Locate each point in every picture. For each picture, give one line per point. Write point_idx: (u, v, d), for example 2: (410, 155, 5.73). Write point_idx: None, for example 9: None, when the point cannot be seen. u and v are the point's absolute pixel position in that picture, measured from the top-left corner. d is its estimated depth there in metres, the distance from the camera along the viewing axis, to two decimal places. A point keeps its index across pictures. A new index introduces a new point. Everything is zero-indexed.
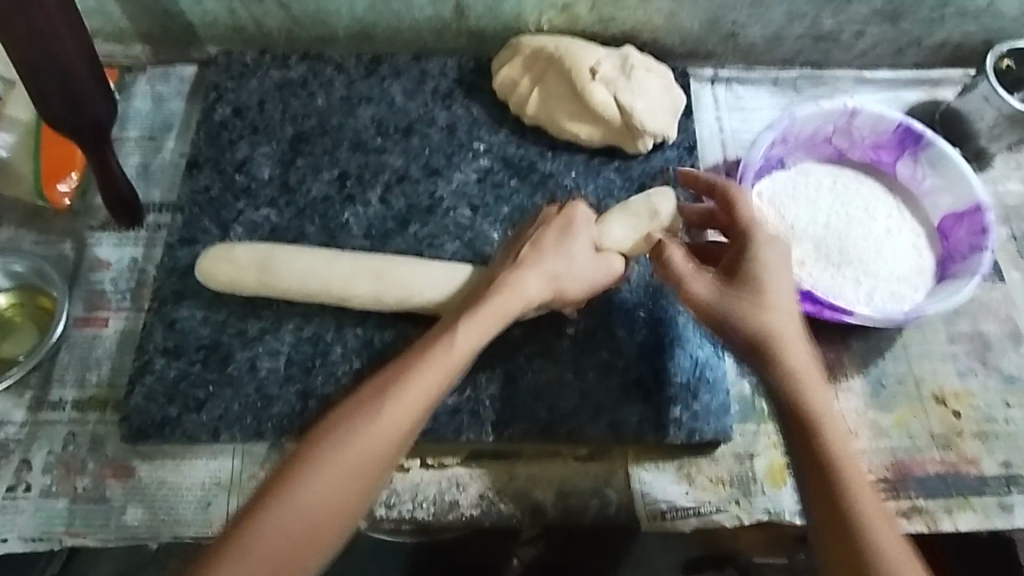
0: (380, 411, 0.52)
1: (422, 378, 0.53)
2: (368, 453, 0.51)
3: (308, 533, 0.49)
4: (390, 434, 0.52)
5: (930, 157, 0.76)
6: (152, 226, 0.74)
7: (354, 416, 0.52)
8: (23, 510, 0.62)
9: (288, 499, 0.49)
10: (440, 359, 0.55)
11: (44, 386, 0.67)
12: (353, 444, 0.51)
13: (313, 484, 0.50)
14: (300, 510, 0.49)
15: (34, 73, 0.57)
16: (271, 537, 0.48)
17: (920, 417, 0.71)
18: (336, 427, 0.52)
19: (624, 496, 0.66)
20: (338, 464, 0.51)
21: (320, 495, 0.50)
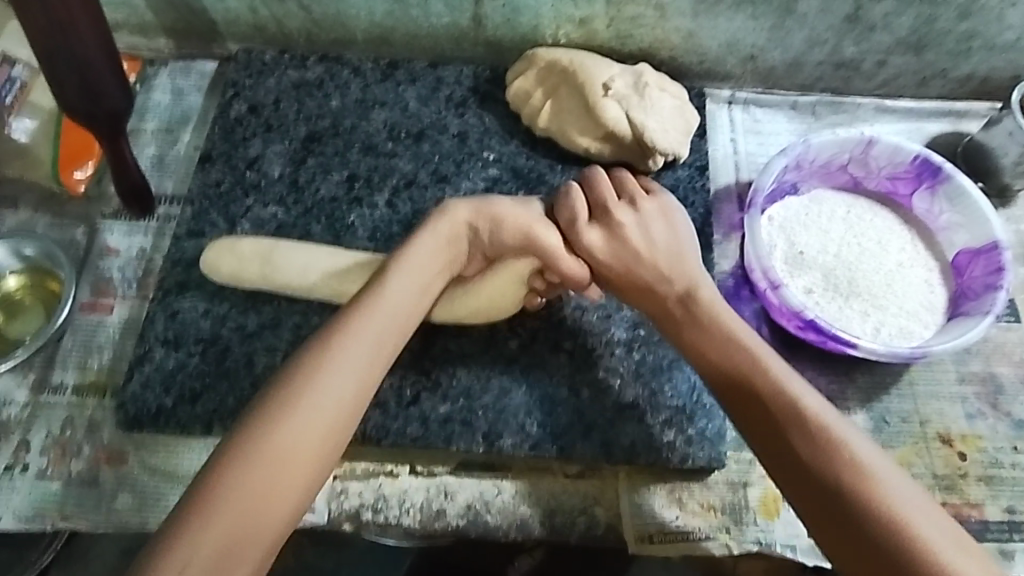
0: (328, 368, 0.56)
1: (366, 332, 0.58)
2: (318, 407, 0.55)
3: (274, 485, 0.52)
4: (344, 388, 0.56)
5: (948, 192, 0.75)
6: (162, 217, 0.75)
7: (296, 379, 0.56)
8: (17, 489, 0.63)
9: (247, 462, 0.52)
10: (375, 316, 0.59)
11: (47, 368, 0.68)
12: (310, 398, 0.55)
13: (269, 442, 0.53)
14: (260, 468, 0.52)
15: (51, 59, 0.59)
16: (243, 494, 0.52)
17: (923, 457, 0.69)
18: (285, 389, 0.55)
19: (612, 516, 0.65)
20: (288, 420, 0.54)
21: (277, 453, 0.53)
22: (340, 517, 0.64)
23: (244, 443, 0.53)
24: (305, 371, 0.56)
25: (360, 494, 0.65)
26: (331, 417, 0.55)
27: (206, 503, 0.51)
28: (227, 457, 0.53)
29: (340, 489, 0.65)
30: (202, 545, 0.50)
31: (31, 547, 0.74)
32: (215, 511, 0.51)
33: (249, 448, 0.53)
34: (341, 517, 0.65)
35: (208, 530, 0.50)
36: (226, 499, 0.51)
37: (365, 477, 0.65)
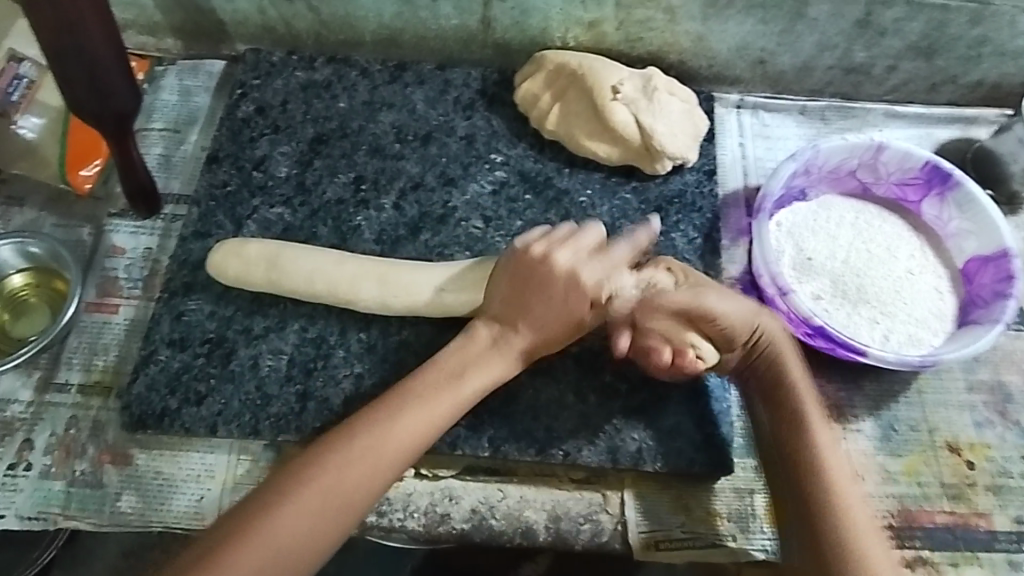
0: (368, 436, 0.54)
1: (413, 405, 0.56)
2: (369, 479, 0.53)
3: (294, 550, 0.51)
4: (381, 457, 0.54)
5: (958, 198, 0.74)
6: (169, 218, 0.75)
7: (352, 441, 0.54)
8: (21, 489, 0.63)
9: (284, 516, 0.51)
10: (441, 400, 0.57)
11: (52, 367, 0.68)
12: (344, 463, 0.53)
13: (310, 505, 0.51)
14: (290, 527, 0.51)
15: (59, 55, 0.58)
16: (264, 549, 0.50)
17: (931, 466, 0.69)
18: (343, 445, 0.54)
19: (618, 523, 0.64)
20: (338, 483, 0.52)
21: (313, 519, 0.51)
22: None
23: (288, 496, 0.51)
24: (370, 437, 0.54)
25: None
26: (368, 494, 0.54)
27: (228, 542, 0.50)
28: (272, 503, 0.51)
29: None
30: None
31: (33, 545, 0.74)
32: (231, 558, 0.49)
33: (288, 504, 0.51)
34: None
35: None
36: (248, 549, 0.49)
37: None
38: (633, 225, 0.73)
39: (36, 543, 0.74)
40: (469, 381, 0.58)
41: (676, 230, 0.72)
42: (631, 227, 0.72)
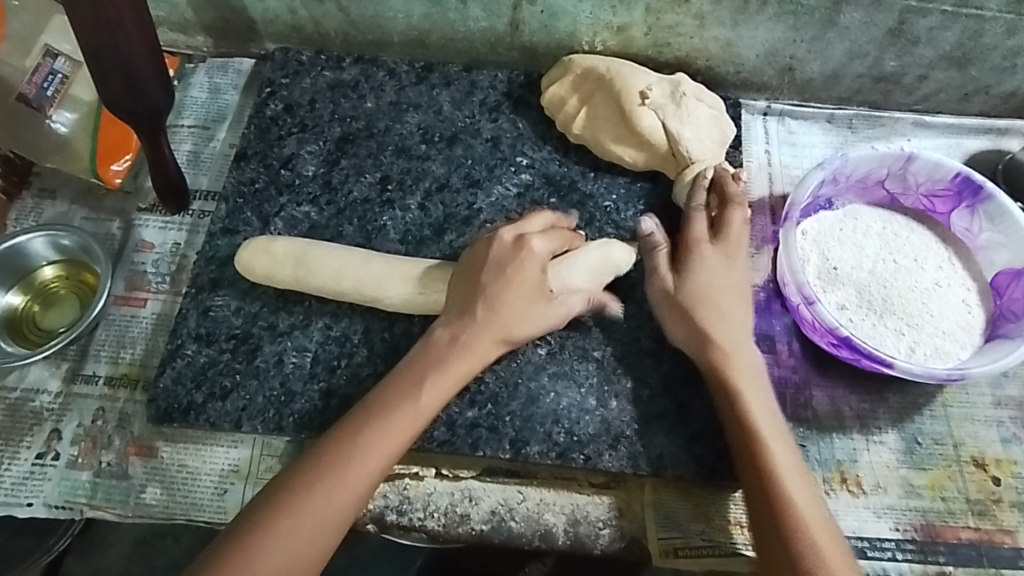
0: (350, 458, 0.54)
1: (390, 422, 0.56)
2: (344, 504, 0.53)
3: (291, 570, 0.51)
4: (363, 473, 0.54)
5: (989, 211, 0.73)
6: (197, 214, 0.76)
7: (320, 474, 0.53)
8: (49, 478, 0.64)
9: (268, 558, 0.50)
10: (398, 419, 0.56)
11: (81, 359, 0.69)
12: (328, 487, 0.53)
13: (296, 529, 0.51)
14: (281, 565, 0.51)
15: (96, 56, 0.59)
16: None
17: (956, 481, 0.68)
18: (313, 477, 0.53)
19: (638, 529, 0.64)
20: (314, 515, 0.52)
21: (301, 545, 0.51)
22: (365, 519, 0.65)
23: (266, 533, 0.51)
24: (337, 465, 0.54)
25: (385, 496, 0.65)
26: (348, 515, 0.53)
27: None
28: (249, 551, 0.50)
29: None
30: None
31: (49, 532, 0.74)
32: None
33: (269, 542, 0.51)
34: (366, 519, 0.65)
35: None
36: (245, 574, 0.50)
37: (390, 479, 0.65)
38: None
39: (52, 530, 0.74)
40: (429, 389, 0.58)
41: None
42: None
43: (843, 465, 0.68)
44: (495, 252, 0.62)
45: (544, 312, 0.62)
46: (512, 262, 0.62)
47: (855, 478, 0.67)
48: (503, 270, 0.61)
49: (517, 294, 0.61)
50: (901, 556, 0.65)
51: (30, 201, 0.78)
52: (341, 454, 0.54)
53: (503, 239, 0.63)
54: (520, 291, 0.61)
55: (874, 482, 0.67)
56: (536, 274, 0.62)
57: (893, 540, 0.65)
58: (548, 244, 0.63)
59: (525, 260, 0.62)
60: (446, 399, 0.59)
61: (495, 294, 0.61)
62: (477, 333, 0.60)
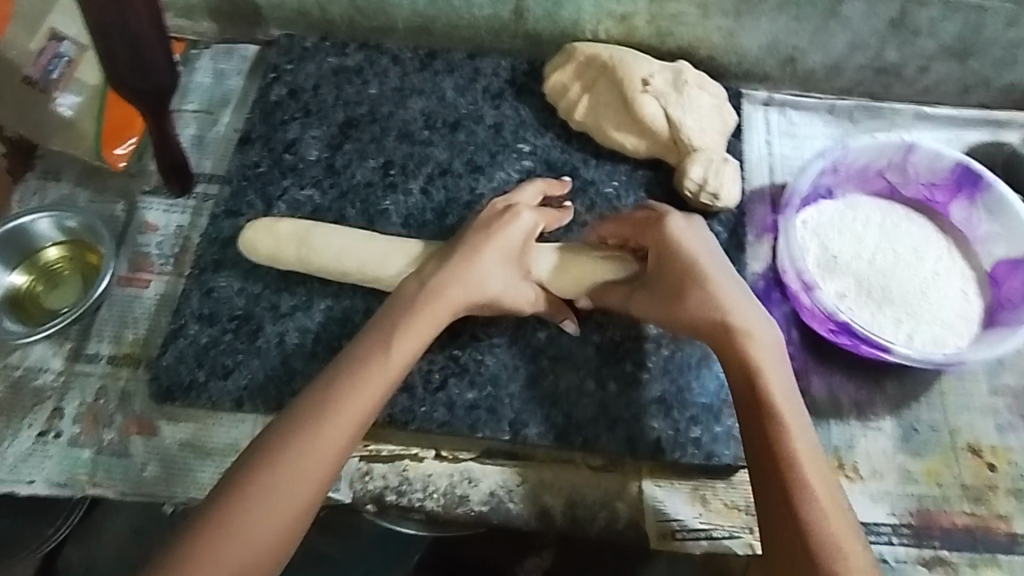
0: (320, 416, 0.53)
1: (359, 377, 0.55)
2: (319, 459, 0.52)
3: (277, 530, 0.50)
4: (335, 430, 0.53)
5: (988, 201, 0.74)
6: (200, 197, 0.76)
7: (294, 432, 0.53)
8: (50, 455, 0.65)
9: (249, 515, 0.50)
10: (370, 373, 0.55)
11: (83, 338, 0.69)
12: (301, 446, 0.52)
13: (275, 489, 0.51)
14: (263, 521, 0.50)
15: (105, 33, 0.60)
16: (237, 546, 0.49)
17: (952, 467, 0.68)
18: (288, 435, 0.53)
19: (636, 512, 0.64)
20: (292, 470, 0.51)
21: (283, 504, 0.51)
22: (364, 499, 0.65)
23: (245, 492, 0.50)
24: (311, 422, 0.53)
25: (384, 477, 0.65)
26: (326, 469, 0.52)
27: (194, 555, 0.49)
28: (229, 511, 0.50)
29: (365, 470, 0.65)
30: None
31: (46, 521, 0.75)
32: (216, 545, 0.49)
33: (248, 500, 0.50)
34: (364, 499, 0.65)
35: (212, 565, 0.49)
36: (229, 537, 0.49)
37: (390, 460, 0.65)
38: None
39: (50, 519, 0.75)
40: (401, 343, 0.57)
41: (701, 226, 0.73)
42: None
43: (839, 451, 0.68)
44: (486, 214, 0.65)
45: (513, 281, 0.63)
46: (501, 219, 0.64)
47: (852, 464, 0.68)
48: (486, 228, 0.63)
49: (492, 251, 0.62)
50: (897, 541, 0.65)
51: (34, 181, 0.78)
52: (311, 413, 0.53)
53: (495, 206, 0.65)
54: (494, 251, 0.62)
55: (871, 468, 0.68)
56: (518, 236, 0.63)
57: (889, 525, 0.66)
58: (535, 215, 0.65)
59: (510, 220, 0.64)
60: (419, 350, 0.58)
61: (471, 247, 0.62)
62: (446, 287, 0.60)
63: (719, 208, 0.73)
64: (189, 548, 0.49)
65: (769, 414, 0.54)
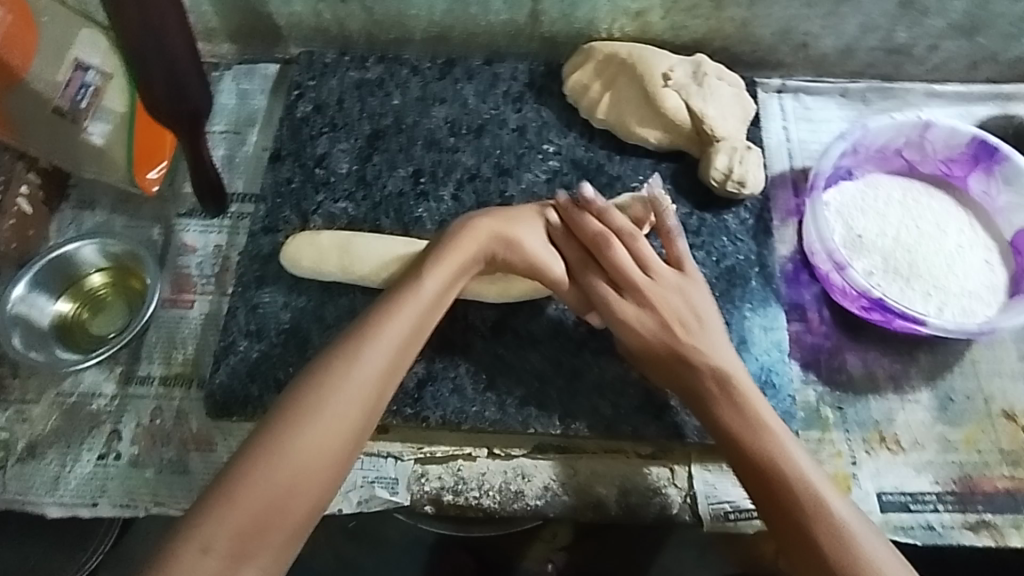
0: (362, 349, 0.58)
1: (399, 313, 0.60)
2: (358, 390, 0.57)
3: (321, 455, 0.55)
4: (377, 360, 0.58)
5: (1006, 173, 0.76)
6: (235, 216, 0.77)
7: (332, 365, 0.57)
8: (112, 478, 0.66)
9: (296, 436, 0.55)
10: (399, 313, 0.60)
11: (134, 361, 0.70)
12: (343, 373, 0.57)
13: (319, 414, 0.56)
14: (311, 449, 0.55)
15: (142, 60, 0.60)
16: (284, 468, 0.54)
17: (989, 434, 0.70)
18: (327, 367, 0.57)
19: (687, 496, 0.66)
20: (335, 402, 0.56)
21: (327, 427, 0.55)
22: (422, 501, 0.67)
23: (293, 416, 0.55)
24: (351, 350, 0.58)
25: (440, 478, 0.67)
26: (368, 400, 0.57)
27: (244, 477, 0.53)
28: (277, 432, 0.55)
29: (421, 472, 0.67)
30: (250, 492, 0.53)
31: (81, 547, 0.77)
32: (265, 464, 0.53)
33: (297, 425, 0.55)
34: (423, 501, 0.67)
35: (257, 482, 0.53)
36: (277, 457, 0.54)
37: (444, 461, 0.67)
38: (685, 208, 0.75)
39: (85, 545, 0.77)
40: (429, 278, 0.62)
41: (728, 214, 0.75)
42: (683, 210, 0.75)
43: (880, 425, 0.70)
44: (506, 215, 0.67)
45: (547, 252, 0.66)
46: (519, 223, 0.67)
47: (893, 437, 0.70)
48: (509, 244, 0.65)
49: (522, 223, 0.66)
50: (942, 508, 0.67)
51: (69, 211, 0.79)
52: (353, 344, 0.58)
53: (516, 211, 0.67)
54: (524, 225, 0.66)
55: (911, 440, 0.70)
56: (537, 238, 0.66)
57: (934, 493, 0.67)
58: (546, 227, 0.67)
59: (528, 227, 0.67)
60: (448, 288, 0.63)
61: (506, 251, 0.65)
62: (461, 242, 0.64)
63: (745, 194, 0.74)
64: (238, 476, 0.53)
65: (749, 449, 0.58)
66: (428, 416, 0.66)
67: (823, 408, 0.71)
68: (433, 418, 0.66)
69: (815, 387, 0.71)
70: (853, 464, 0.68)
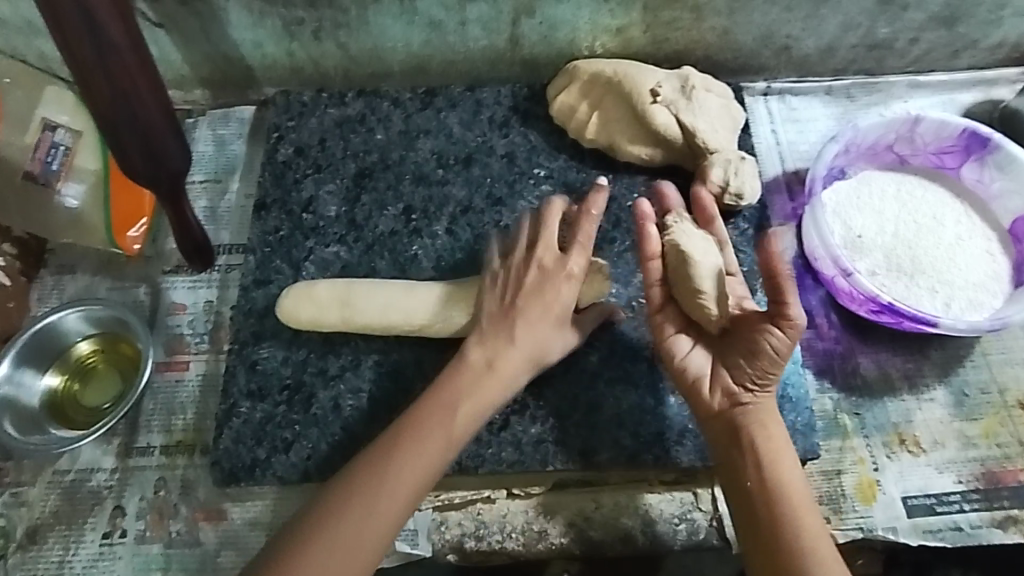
0: (452, 409, 0.57)
1: (489, 374, 0.59)
2: (429, 457, 0.55)
3: (393, 505, 0.53)
4: (461, 420, 0.57)
5: (999, 161, 0.75)
6: (224, 269, 0.75)
7: (426, 420, 0.56)
8: (120, 556, 0.63)
9: (376, 487, 0.53)
10: (488, 374, 0.59)
11: (131, 432, 0.68)
12: (426, 433, 0.56)
13: (399, 468, 0.54)
14: (385, 498, 0.53)
15: (115, 128, 0.58)
16: (353, 511, 0.52)
17: (1007, 426, 0.70)
18: (412, 425, 0.56)
19: (714, 519, 0.65)
20: (415, 459, 0.54)
21: (407, 478, 0.54)
22: (445, 550, 0.65)
23: (382, 465, 0.54)
24: (445, 410, 0.57)
25: (461, 524, 0.65)
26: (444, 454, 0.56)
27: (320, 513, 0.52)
28: (357, 479, 0.53)
29: (440, 520, 0.65)
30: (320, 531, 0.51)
31: None
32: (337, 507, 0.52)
33: (383, 475, 0.53)
34: (445, 549, 0.65)
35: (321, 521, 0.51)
36: (354, 499, 0.52)
37: (463, 507, 0.65)
38: None
39: None
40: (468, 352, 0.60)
41: (727, 225, 0.74)
42: None
43: (899, 427, 0.70)
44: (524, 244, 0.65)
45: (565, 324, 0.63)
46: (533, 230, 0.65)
47: (912, 438, 0.69)
48: (542, 292, 0.61)
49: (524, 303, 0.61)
50: (969, 507, 0.66)
51: (50, 279, 0.76)
52: (447, 404, 0.57)
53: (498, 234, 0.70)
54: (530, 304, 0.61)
55: (931, 439, 0.69)
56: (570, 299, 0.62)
57: (959, 493, 0.67)
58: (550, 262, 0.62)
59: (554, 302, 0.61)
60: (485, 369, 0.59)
61: (535, 313, 0.61)
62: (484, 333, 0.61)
63: (742, 205, 0.73)
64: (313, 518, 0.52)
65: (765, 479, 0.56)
66: None
67: (841, 415, 0.70)
68: (449, 464, 0.64)
69: (830, 395, 0.71)
70: (876, 469, 0.68)
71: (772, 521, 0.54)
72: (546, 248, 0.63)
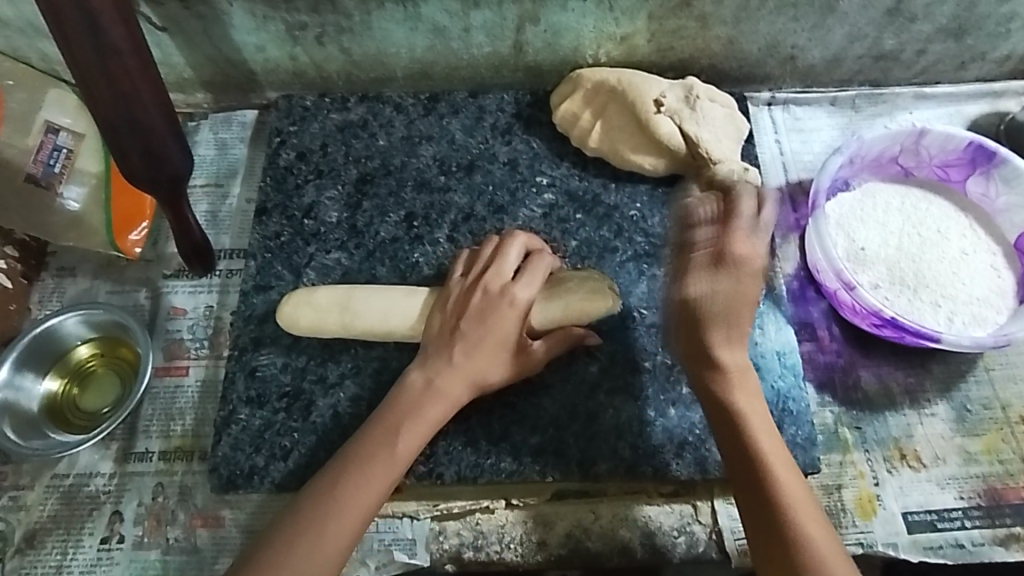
0: (394, 432, 0.58)
1: (428, 394, 0.60)
2: (369, 481, 0.56)
3: (340, 530, 0.54)
4: (400, 441, 0.58)
5: (1004, 174, 0.75)
6: (224, 273, 0.75)
7: (366, 445, 0.57)
8: (118, 562, 0.63)
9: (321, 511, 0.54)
10: (428, 397, 0.60)
11: (130, 438, 0.68)
12: (369, 458, 0.57)
13: (345, 492, 0.55)
14: (333, 522, 0.54)
15: (115, 132, 0.58)
16: (302, 537, 0.53)
17: (1009, 442, 0.69)
18: (355, 450, 0.57)
19: (712, 532, 0.65)
20: (356, 484, 0.56)
21: (351, 503, 0.55)
22: (442, 560, 0.65)
23: (324, 492, 0.55)
24: (388, 434, 0.58)
25: (459, 534, 0.65)
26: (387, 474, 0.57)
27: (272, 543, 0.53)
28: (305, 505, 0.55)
29: (438, 529, 0.65)
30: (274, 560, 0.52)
31: None
32: (286, 534, 0.53)
33: (326, 501, 0.55)
34: (443, 559, 0.65)
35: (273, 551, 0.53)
36: (302, 526, 0.54)
37: (462, 516, 0.65)
38: None
39: None
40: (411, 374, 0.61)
41: None
42: None
43: (900, 441, 0.69)
44: (474, 271, 0.65)
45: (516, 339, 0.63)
46: (493, 258, 0.65)
47: (913, 452, 0.69)
48: (484, 319, 0.62)
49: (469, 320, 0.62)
50: (970, 523, 0.66)
51: (50, 281, 0.76)
52: (389, 428, 0.58)
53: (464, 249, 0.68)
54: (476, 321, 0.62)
55: (933, 454, 0.69)
56: (514, 327, 0.62)
57: (960, 509, 0.66)
58: (571, 305, 0.65)
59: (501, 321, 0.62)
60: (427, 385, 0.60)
61: (480, 334, 0.62)
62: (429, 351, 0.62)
63: None
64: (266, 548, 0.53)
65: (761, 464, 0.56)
66: (443, 473, 0.64)
67: (841, 429, 0.70)
68: (448, 474, 0.64)
69: (832, 409, 0.70)
70: (876, 484, 0.67)
71: (767, 503, 0.55)
72: (496, 275, 0.63)
